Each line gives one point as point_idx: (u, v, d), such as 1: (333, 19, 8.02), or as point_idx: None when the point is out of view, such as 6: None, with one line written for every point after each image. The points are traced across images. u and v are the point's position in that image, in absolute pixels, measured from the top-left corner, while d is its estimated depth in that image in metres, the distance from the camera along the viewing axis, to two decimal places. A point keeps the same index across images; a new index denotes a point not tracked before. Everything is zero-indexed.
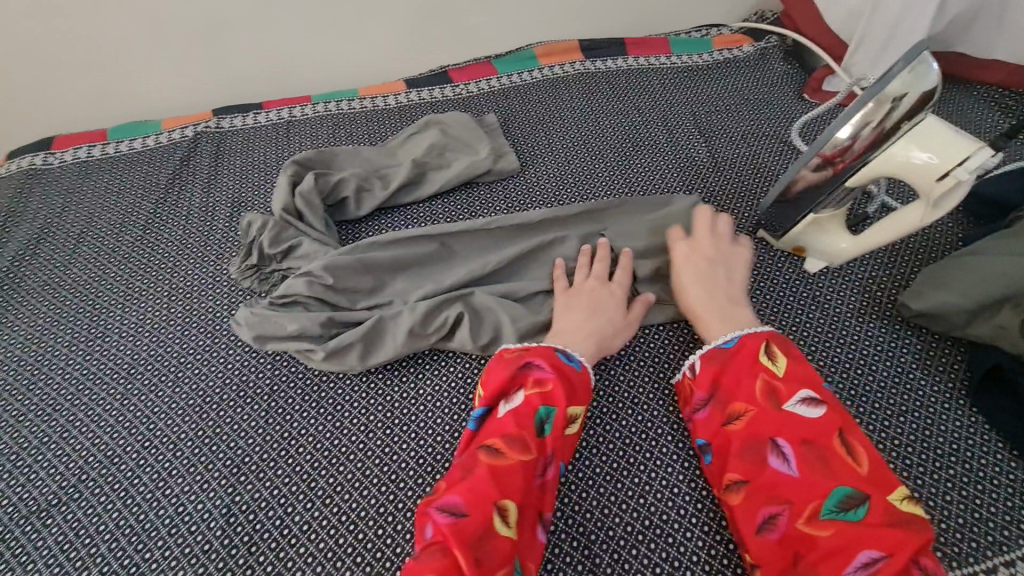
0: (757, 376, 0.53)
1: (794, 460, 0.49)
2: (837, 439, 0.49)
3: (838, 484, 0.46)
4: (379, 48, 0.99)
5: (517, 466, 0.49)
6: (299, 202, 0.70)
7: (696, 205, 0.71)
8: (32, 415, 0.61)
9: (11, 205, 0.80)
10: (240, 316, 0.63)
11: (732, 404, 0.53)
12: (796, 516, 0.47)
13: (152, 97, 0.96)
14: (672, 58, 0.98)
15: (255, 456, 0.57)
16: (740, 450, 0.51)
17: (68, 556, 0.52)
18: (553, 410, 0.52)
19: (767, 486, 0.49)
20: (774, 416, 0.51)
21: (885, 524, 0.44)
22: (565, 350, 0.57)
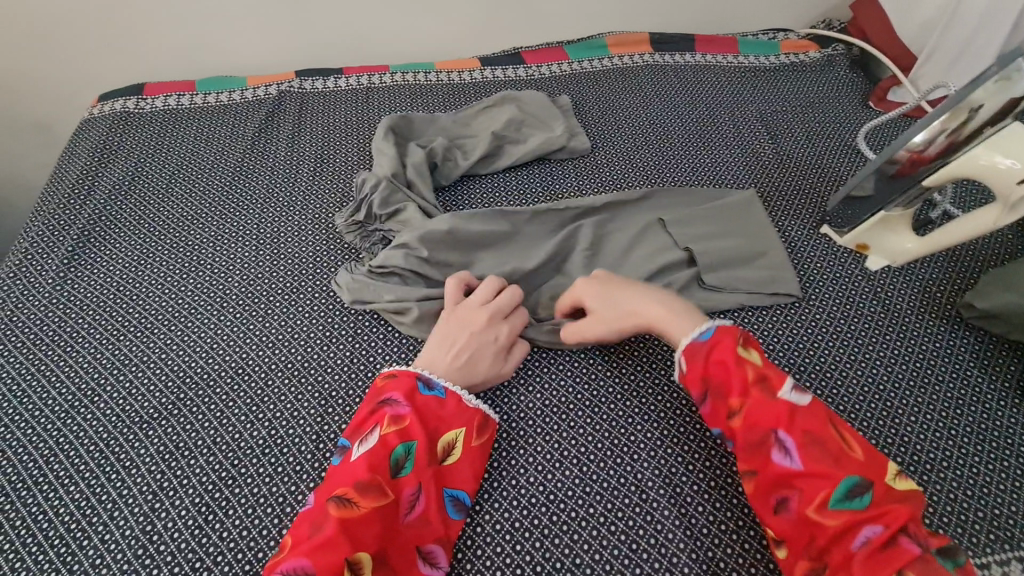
0: (744, 367, 0.51)
1: (796, 453, 0.47)
2: (829, 426, 0.49)
3: (842, 471, 0.46)
4: (455, 25, 1.03)
5: (372, 514, 0.47)
6: (409, 166, 0.74)
7: (752, 199, 0.74)
8: (130, 335, 0.64)
9: (105, 144, 0.84)
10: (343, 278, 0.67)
11: (727, 397, 0.52)
12: (804, 503, 0.46)
13: (235, 55, 1.00)
14: (739, 57, 1.00)
15: (342, 391, 0.60)
16: (745, 446, 0.50)
17: (169, 464, 0.55)
18: (408, 451, 0.51)
19: (773, 478, 0.48)
20: (769, 408, 0.49)
21: (889, 501, 0.45)
22: (425, 378, 0.56)
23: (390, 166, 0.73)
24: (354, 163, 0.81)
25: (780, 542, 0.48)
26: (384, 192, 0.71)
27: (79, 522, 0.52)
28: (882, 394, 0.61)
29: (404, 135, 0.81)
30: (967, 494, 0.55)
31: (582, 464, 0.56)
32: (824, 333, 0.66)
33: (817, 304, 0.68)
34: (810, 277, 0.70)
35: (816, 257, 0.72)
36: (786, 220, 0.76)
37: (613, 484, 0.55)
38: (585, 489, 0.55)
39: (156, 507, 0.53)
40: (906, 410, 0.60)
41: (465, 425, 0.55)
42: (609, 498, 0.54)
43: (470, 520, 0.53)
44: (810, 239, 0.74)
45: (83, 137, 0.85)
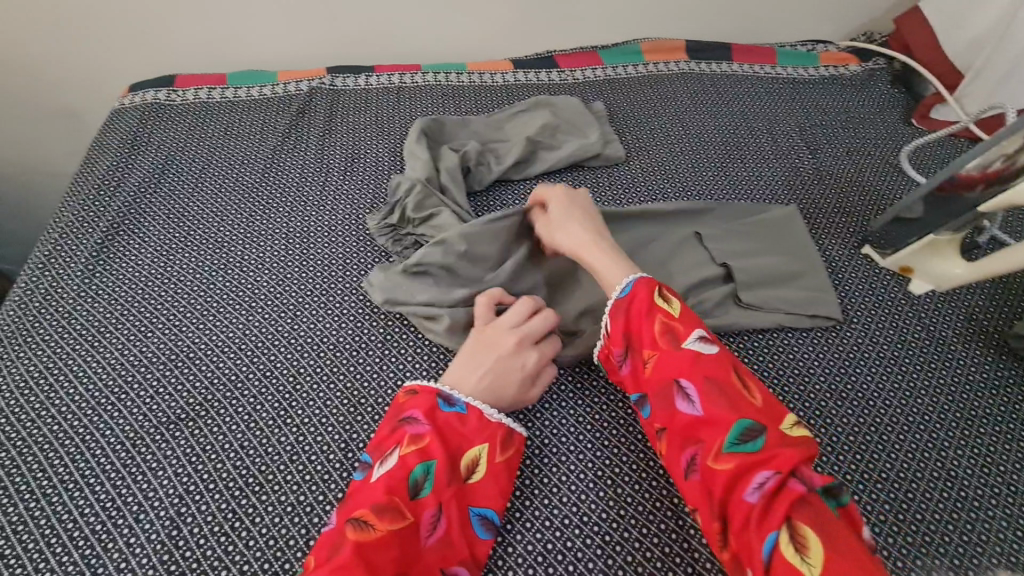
0: (654, 317, 0.53)
1: (698, 401, 0.48)
2: (730, 373, 0.49)
3: (737, 416, 0.47)
4: (488, 26, 1.01)
5: (391, 538, 0.46)
6: (444, 175, 0.72)
7: (792, 216, 0.72)
8: (158, 332, 0.63)
9: (136, 136, 0.83)
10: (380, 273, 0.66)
11: (641, 352, 0.53)
12: (706, 452, 0.47)
13: (266, 50, 0.99)
14: (777, 69, 0.98)
15: (371, 399, 0.59)
16: (657, 401, 0.51)
17: (196, 468, 0.54)
18: (428, 471, 0.49)
19: (681, 429, 0.49)
20: (675, 358, 0.51)
21: (781, 446, 0.45)
22: (446, 394, 0.54)
23: (424, 170, 0.72)
24: (386, 164, 0.80)
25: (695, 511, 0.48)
26: (418, 196, 0.69)
27: (104, 524, 0.51)
28: (926, 424, 0.59)
29: (437, 137, 0.79)
30: (1017, 533, 0.53)
31: (616, 486, 0.55)
32: (866, 358, 0.64)
33: (859, 327, 0.66)
34: (851, 298, 0.68)
35: (858, 278, 0.70)
36: (826, 238, 0.74)
37: (649, 508, 0.53)
38: (620, 512, 0.53)
39: (182, 512, 0.52)
40: (953, 442, 0.58)
41: (489, 440, 0.53)
42: (645, 522, 0.52)
43: (501, 539, 0.52)
44: (851, 259, 0.72)
45: (113, 128, 0.84)
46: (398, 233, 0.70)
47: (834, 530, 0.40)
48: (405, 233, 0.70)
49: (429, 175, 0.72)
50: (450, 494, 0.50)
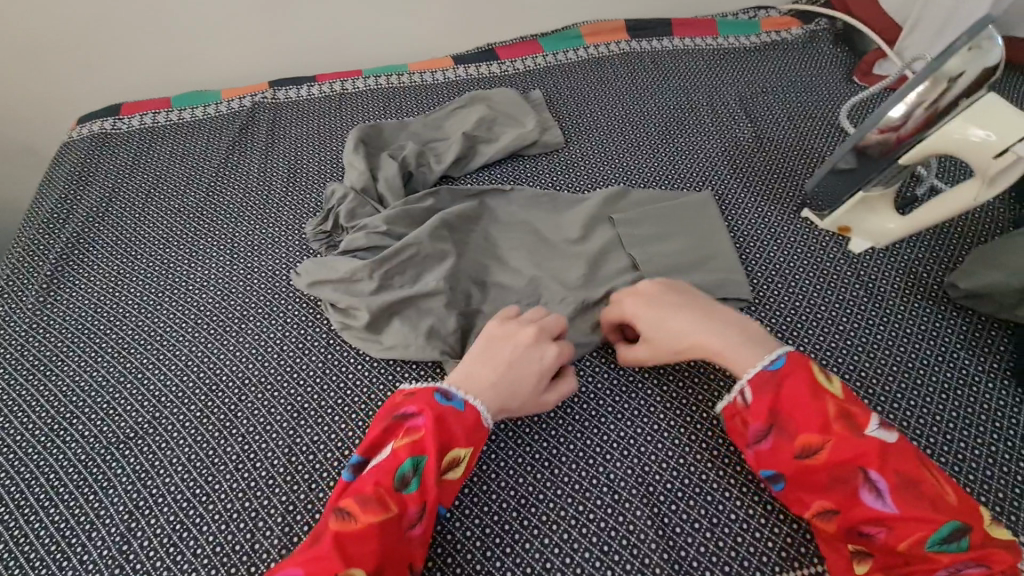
0: (825, 399, 0.48)
1: (889, 496, 0.45)
2: (922, 467, 0.46)
3: (942, 514, 0.44)
4: (428, 24, 1.02)
5: (372, 529, 0.45)
6: (381, 185, 0.72)
7: (709, 202, 0.72)
8: (107, 355, 0.65)
9: (83, 166, 0.85)
10: (307, 280, 0.66)
11: (800, 434, 0.48)
12: (895, 540, 0.44)
13: (211, 70, 1.00)
14: (718, 39, 0.98)
15: (314, 403, 0.60)
16: (831, 486, 0.47)
17: (145, 484, 0.56)
18: (421, 465, 0.48)
19: (858, 518, 0.46)
20: (856, 447, 0.46)
21: (987, 546, 0.43)
22: (443, 391, 0.53)
23: (362, 179, 0.72)
24: (327, 172, 0.80)
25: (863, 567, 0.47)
26: (352, 204, 0.70)
27: (58, 544, 0.53)
28: (863, 381, 0.59)
29: (376, 142, 0.79)
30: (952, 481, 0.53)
31: (554, 467, 0.56)
32: (803, 321, 0.64)
33: (796, 291, 0.66)
34: (789, 262, 0.68)
35: (796, 242, 0.70)
36: (765, 205, 0.74)
37: (585, 485, 0.54)
38: (558, 492, 0.54)
39: (132, 527, 0.54)
40: (889, 396, 0.58)
41: (476, 442, 0.52)
42: (582, 499, 0.54)
43: (441, 528, 0.53)
44: (790, 223, 0.72)
45: (61, 159, 0.86)
46: (333, 239, 0.71)
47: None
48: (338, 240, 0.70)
49: (365, 184, 0.72)
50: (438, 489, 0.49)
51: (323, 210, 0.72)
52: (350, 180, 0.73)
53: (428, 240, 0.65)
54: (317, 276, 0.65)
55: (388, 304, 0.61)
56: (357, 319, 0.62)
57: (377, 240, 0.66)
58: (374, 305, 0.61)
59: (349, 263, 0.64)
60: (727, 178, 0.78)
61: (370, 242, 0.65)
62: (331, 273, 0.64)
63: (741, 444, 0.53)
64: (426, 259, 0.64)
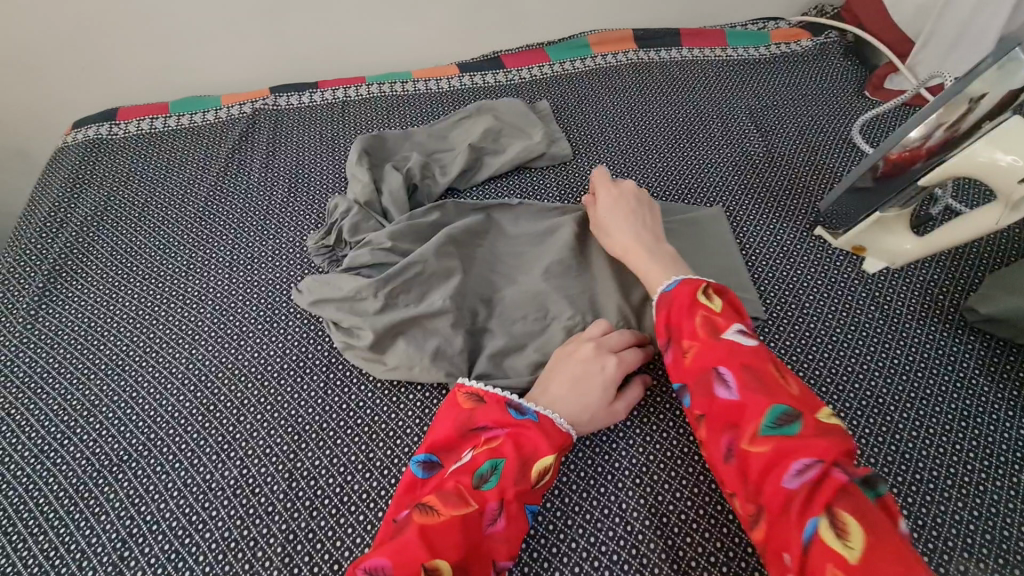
0: (696, 310, 0.50)
1: (735, 387, 0.45)
2: (769, 366, 0.46)
3: (776, 405, 0.43)
4: (433, 31, 1.00)
5: (454, 523, 0.45)
6: (385, 198, 0.70)
7: (721, 218, 0.70)
8: (101, 372, 0.63)
9: (78, 172, 0.82)
10: (310, 297, 0.63)
11: (678, 342, 0.50)
12: (740, 437, 0.43)
13: (211, 75, 0.98)
14: (728, 50, 0.96)
15: (315, 425, 0.58)
16: (694, 391, 0.47)
17: (139, 509, 0.54)
18: (500, 466, 0.48)
19: (719, 420, 0.45)
20: (712, 345, 0.47)
21: (818, 435, 0.41)
22: (518, 404, 0.53)
23: (365, 192, 0.70)
24: (329, 182, 0.79)
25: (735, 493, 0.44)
26: (355, 218, 0.68)
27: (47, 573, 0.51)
28: (881, 407, 0.58)
29: (379, 153, 0.77)
30: (975, 514, 0.51)
31: (564, 495, 0.54)
32: (818, 343, 0.62)
33: (811, 312, 0.65)
34: (802, 282, 0.67)
35: (811, 261, 0.69)
36: (777, 222, 0.73)
37: (595, 515, 0.52)
38: (567, 522, 0.52)
39: (124, 556, 0.51)
40: (908, 424, 0.57)
41: (559, 450, 0.51)
42: (592, 530, 0.52)
43: None
44: (803, 242, 0.71)
45: (56, 165, 0.84)
46: (335, 254, 0.69)
47: (873, 521, 0.37)
48: (342, 255, 0.68)
49: (369, 197, 0.70)
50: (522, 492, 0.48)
51: (325, 224, 0.70)
52: (353, 192, 0.71)
53: (435, 257, 0.63)
54: (320, 295, 0.63)
55: (393, 324, 0.60)
56: (361, 339, 0.60)
57: (381, 257, 0.64)
58: (379, 325, 0.60)
59: (352, 281, 0.62)
60: (738, 193, 0.76)
61: (374, 259, 0.64)
62: (334, 291, 0.62)
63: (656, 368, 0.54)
64: (432, 277, 0.62)
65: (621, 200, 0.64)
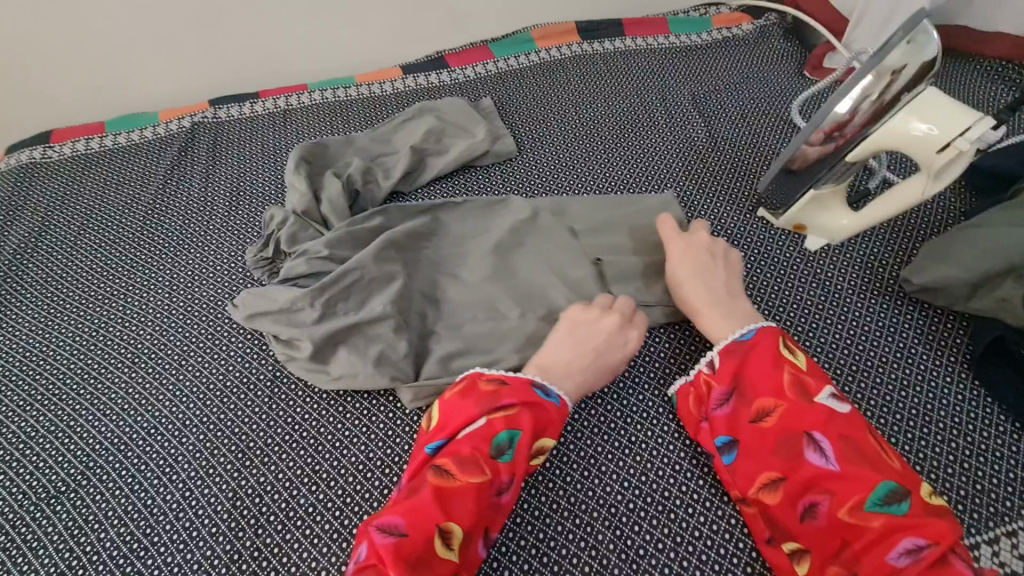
0: (782, 367, 0.51)
1: (833, 454, 0.46)
2: (868, 434, 0.47)
3: (884, 479, 0.44)
4: (375, 34, 0.99)
5: (469, 489, 0.46)
6: (324, 206, 0.69)
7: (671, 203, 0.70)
8: (36, 403, 0.61)
9: (11, 199, 0.80)
10: (248, 310, 0.62)
11: (756, 400, 0.50)
12: (837, 506, 0.45)
13: (149, 91, 0.96)
14: (670, 38, 0.97)
15: (259, 441, 0.57)
16: (780, 450, 0.48)
17: (77, 541, 0.52)
18: (517, 437, 0.49)
19: (807, 481, 0.46)
20: (804, 410, 0.48)
21: (929, 514, 0.43)
22: (542, 385, 0.53)
23: (303, 202, 0.69)
24: (271, 193, 0.77)
25: (805, 552, 0.46)
26: (293, 228, 0.67)
27: None
28: None
29: (320, 160, 0.76)
30: None
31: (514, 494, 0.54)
32: None
33: (755, 294, 0.65)
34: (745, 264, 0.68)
35: (753, 243, 0.69)
36: (721, 207, 0.73)
37: (544, 511, 0.53)
38: (517, 520, 0.53)
39: None
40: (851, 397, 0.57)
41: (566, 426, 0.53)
42: (542, 527, 0.52)
43: None
44: (746, 224, 0.71)
45: None
46: (275, 266, 0.67)
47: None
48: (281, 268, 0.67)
49: (308, 206, 0.69)
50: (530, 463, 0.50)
51: (264, 237, 0.69)
52: (291, 202, 0.70)
53: (374, 263, 0.62)
54: (258, 309, 0.62)
55: (334, 333, 0.59)
56: (301, 350, 0.59)
57: (319, 266, 0.63)
58: (317, 334, 0.59)
59: (288, 291, 0.61)
60: (683, 180, 0.76)
61: (311, 269, 0.63)
62: (270, 303, 0.61)
63: (701, 413, 0.54)
64: (372, 282, 0.62)
65: (690, 250, 0.61)
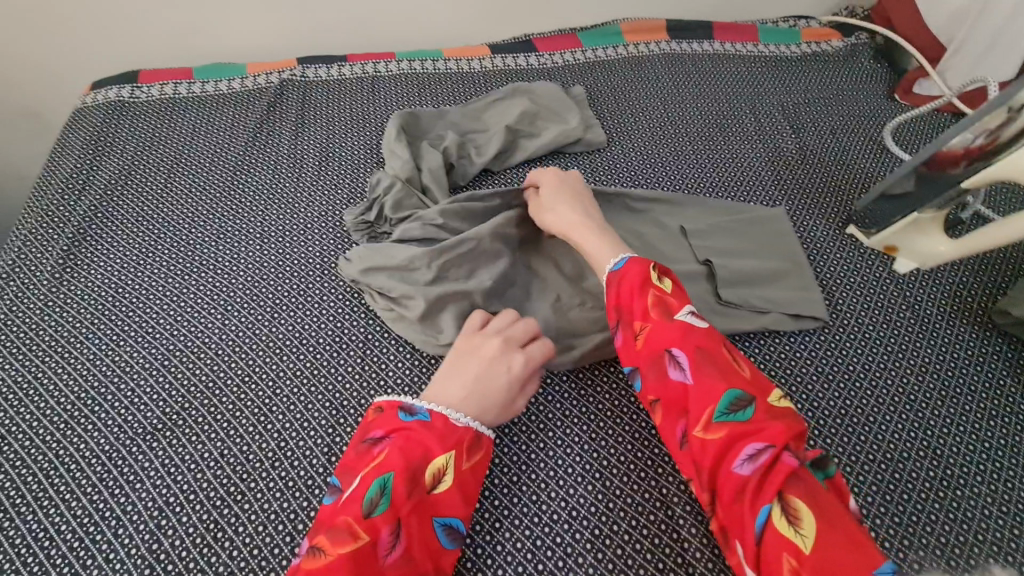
0: (647, 290, 0.52)
1: (690, 370, 0.47)
2: (722, 349, 0.48)
3: (729, 389, 0.45)
4: (463, 10, 0.98)
5: (342, 559, 0.42)
6: (426, 175, 0.70)
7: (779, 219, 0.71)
8: (131, 340, 0.62)
9: (99, 136, 0.80)
10: (359, 265, 0.63)
11: (632, 325, 0.52)
12: (694, 423, 0.46)
13: (234, 42, 0.95)
14: (759, 46, 0.96)
15: (353, 400, 0.58)
16: (648, 376, 0.49)
17: (175, 478, 0.53)
18: (388, 481, 0.46)
19: (672, 401, 0.48)
20: (664, 328, 0.49)
21: (769, 418, 0.44)
22: (408, 405, 0.52)
23: (406, 168, 0.70)
24: (361, 157, 0.77)
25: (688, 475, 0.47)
26: (397, 195, 0.68)
27: (82, 540, 0.50)
28: (912, 403, 0.59)
29: (414, 131, 0.76)
30: (1002, 509, 0.53)
31: (605, 479, 0.54)
32: (851, 340, 0.63)
33: (843, 309, 0.66)
34: (835, 280, 0.68)
35: (843, 260, 0.69)
36: (811, 220, 0.73)
37: (637, 499, 0.53)
38: (609, 505, 0.52)
39: (162, 525, 0.51)
40: (937, 420, 0.58)
41: (455, 449, 0.50)
42: (634, 515, 0.52)
43: (472, 541, 0.51)
44: (836, 240, 0.71)
45: (74, 127, 0.81)
46: (375, 231, 0.68)
47: (827, 501, 0.40)
48: (382, 232, 0.68)
49: (410, 173, 0.69)
50: (421, 502, 0.47)
51: (366, 200, 0.69)
52: (393, 168, 0.71)
53: (488, 237, 0.63)
54: (373, 265, 0.62)
55: (447, 297, 0.60)
56: (409, 309, 0.60)
57: (432, 232, 0.64)
58: (432, 295, 0.60)
59: (404, 250, 0.62)
60: (772, 190, 0.77)
61: (425, 234, 0.64)
62: (387, 259, 0.62)
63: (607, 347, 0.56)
64: (483, 255, 0.63)
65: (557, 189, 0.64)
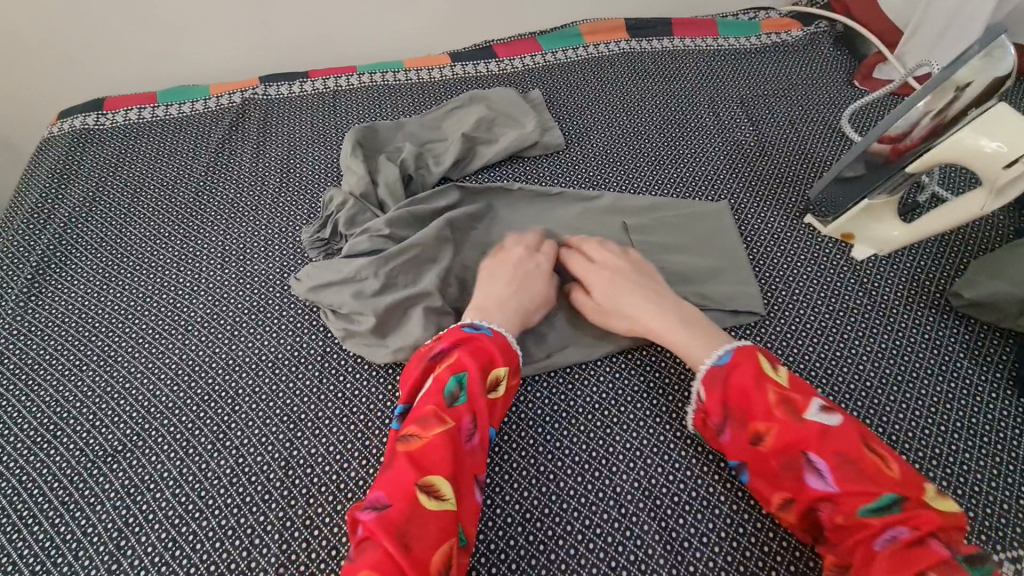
0: (766, 387, 0.49)
1: (830, 475, 0.45)
2: (863, 446, 0.46)
3: (877, 489, 0.44)
4: (424, 20, 0.99)
5: (436, 440, 0.47)
6: (381, 190, 0.70)
7: (724, 212, 0.71)
8: (93, 364, 0.63)
9: (65, 164, 0.81)
10: (307, 282, 0.63)
11: (749, 424, 0.49)
12: (836, 514, 0.45)
13: (199, 64, 0.97)
14: (719, 40, 0.97)
15: (309, 413, 0.58)
16: (780, 475, 0.47)
17: (134, 499, 0.54)
18: (466, 377, 0.51)
19: (810, 502, 0.46)
20: (796, 429, 0.47)
21: (920, 506, 0.43)
22: (471, 322, 0.56)
23: (361, 184, 0.70)
24: (321, 173, 0.78)
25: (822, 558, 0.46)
26: (351, 211, 0.68)
27: (42, 565, 0.51)
28: (869, 390, 0.59)
29: (372, 144, 0.77)
30: (959, 493, 0.53)
31: (559, 480, 0.55)
32: (809, 329, 0.63)
33: (801, 299, 0.65)
34: (792, 269, 0.68)
35: (800, 249, 0.70)
36: (768, 211, 0.73)
37: (590, 499, 0.53)
38: (562, 506, 0.53)
39: (120, 546, 0.52)
40: (895, 406, 0.58)
41: (511, 362, 0.55)
42: (587, 514, 0.53)
43: None
44: (793, 229, 0.71)
45: (41, 158, 0.82)
46: (331, 247, 0.69)
47: None
48: (337, 248, 0.69)
49: (365, 189, 0.70)
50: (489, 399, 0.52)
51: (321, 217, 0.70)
52: (350, 185, 0.71)
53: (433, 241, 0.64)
54: (325, 282, 0.63)
55: (398, 306, 0.60)
56: (362, 323, 0.61)
57: (380, 243, 0.64)
58: (381, 307, 0.60)
59: (352, 263, 0.62)
60: (730, 183, 0.77)
61: (374, 246, 0.64)
62: (335, 274, 0.63)
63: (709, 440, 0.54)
64: (431, 261, 0.64)
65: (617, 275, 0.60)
